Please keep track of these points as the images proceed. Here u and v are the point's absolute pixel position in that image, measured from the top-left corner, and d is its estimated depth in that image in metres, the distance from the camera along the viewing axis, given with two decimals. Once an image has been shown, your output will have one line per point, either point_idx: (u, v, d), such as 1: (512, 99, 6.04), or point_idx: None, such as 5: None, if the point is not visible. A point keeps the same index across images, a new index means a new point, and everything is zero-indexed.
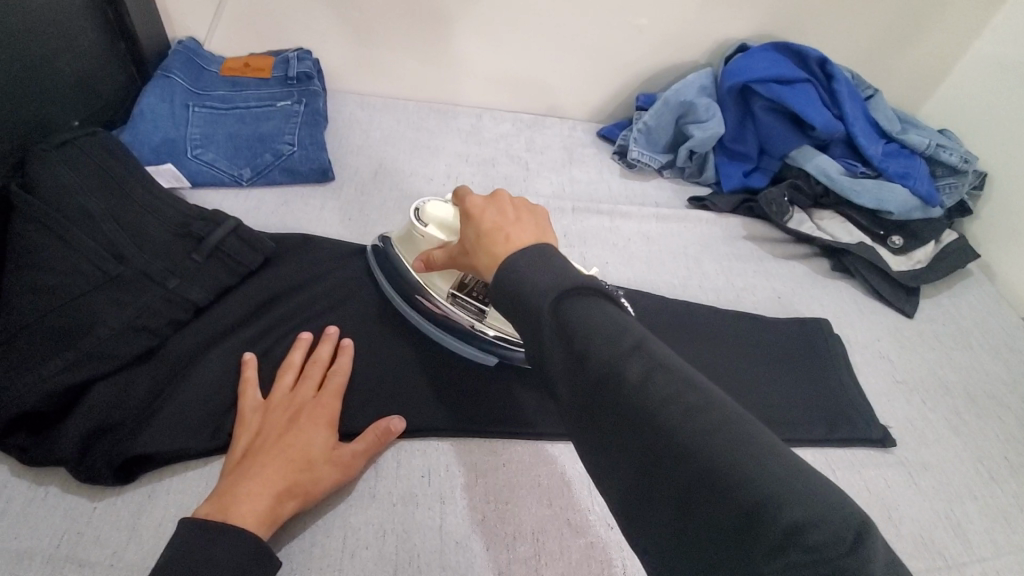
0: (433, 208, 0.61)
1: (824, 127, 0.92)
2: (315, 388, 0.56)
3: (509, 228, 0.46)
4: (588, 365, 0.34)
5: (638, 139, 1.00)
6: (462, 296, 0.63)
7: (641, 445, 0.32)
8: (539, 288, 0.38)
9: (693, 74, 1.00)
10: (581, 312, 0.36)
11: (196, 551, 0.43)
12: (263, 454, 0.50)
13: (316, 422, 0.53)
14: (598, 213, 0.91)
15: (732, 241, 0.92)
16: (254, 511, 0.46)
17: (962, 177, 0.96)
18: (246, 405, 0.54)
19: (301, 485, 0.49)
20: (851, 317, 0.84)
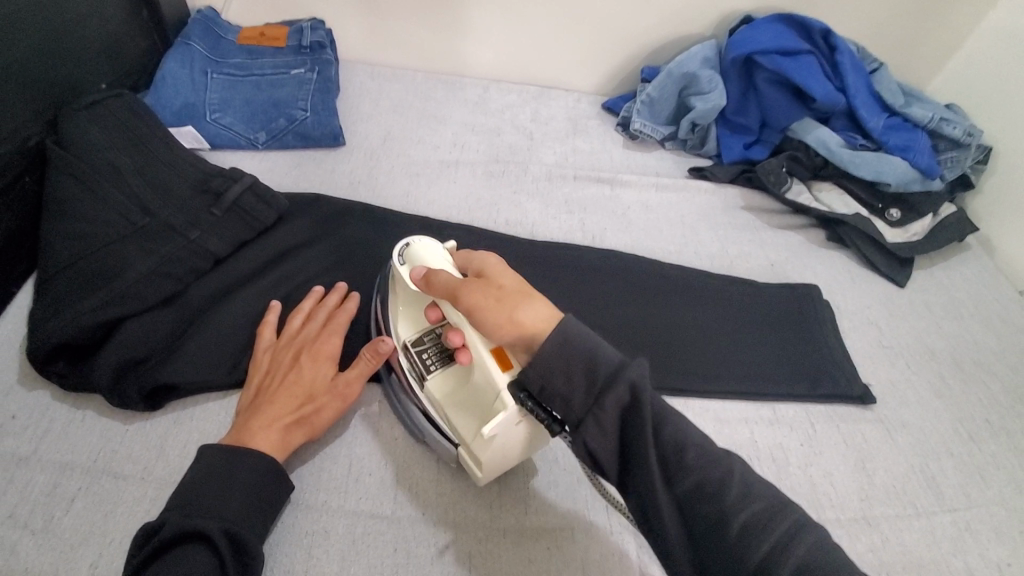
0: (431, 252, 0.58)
1: (825, 99, 0.93)
2: (319, 329, 0.60)
3: (528, 302, 0.49)
4: (667, 451, 0.44)
5: (641, 111, 1.02)
6: (415, 352, 0.57)
7: (707, 515, 0.41)
8: (612, 368, 0.45)
9: (697, 46, 1.01)
10: (663, 408, 0.45)
11: (215, 469, 0.48)
12: (273, 390, 0.55)
13: (319, 359, 0.57)
14: (598, 181, 0.94)
15: (729, 211, 0.94)
16: (265, 440, 0.51)
17: (965, 151, 0.97)
18: (259, 345, 0.59)
19: (308, 417, 0.54)
20: (842, 285, 0.87)
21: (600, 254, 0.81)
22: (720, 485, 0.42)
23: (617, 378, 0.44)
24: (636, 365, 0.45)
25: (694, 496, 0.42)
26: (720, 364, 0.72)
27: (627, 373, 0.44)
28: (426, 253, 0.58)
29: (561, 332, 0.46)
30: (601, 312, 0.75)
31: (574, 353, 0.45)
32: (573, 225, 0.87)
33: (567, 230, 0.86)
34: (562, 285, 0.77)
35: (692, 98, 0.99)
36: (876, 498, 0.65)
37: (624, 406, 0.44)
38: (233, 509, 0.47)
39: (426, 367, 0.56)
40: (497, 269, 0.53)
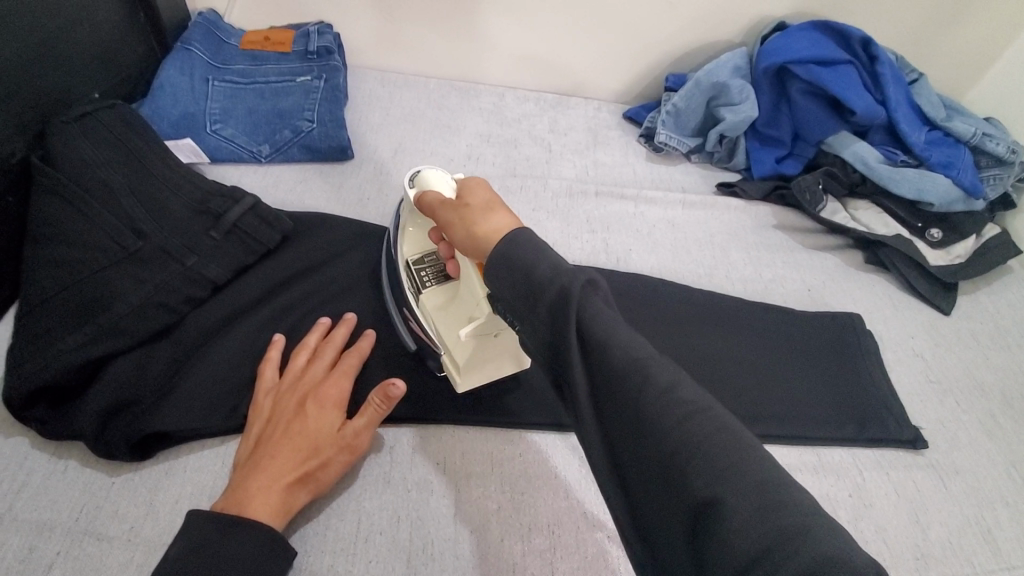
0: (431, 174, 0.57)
1: (865, 111, 0.87)
2: (326, 370, 0.55)
3: (490, 215, 0.47)
4: (613, 385, 0.37)
5: (666, 122, 0.96)
6: (413, 269, 0.59)
7: (629, 432, 0.36)
8: (546, 270, 0.40)
9: (727, 53, 0.95)
10: (596, 313, 0.38)
11: (210, 548, 0.43)
12: (275, 442, 0.49)
13: (325, 405, 0.52)
14: (622, 197, 0.88)
15: (761, 231, 0.89)
16: (266, 502, 0.46)
17: (1010, 168, 0.91)
18: (259, 387, 0.54)
19: (313, 472, 0.49)
20: (884, 313, 0.81)
21: (627, 278, 0.76)
22: (649, 404, 0.36)
23: (548, 282, 0.39)
24: (574, 270, 0.40)
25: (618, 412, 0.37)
26: (757, 403, 0.67)
27: (559, 278, 0.39)
28: (424, 173, 0.58)
29: (508, 240, 0.43)
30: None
31: (511, 254, 0.42)
32: (595, 246, 0.82)
33: (589, 252, 0.81)
34: None
35: (721, 109, 0.94)
36: (931, 556, 0.59)
37: (549, 315, 0.39)
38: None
39: (420, 281, 0.58)
40: (471, 185, 0.51)
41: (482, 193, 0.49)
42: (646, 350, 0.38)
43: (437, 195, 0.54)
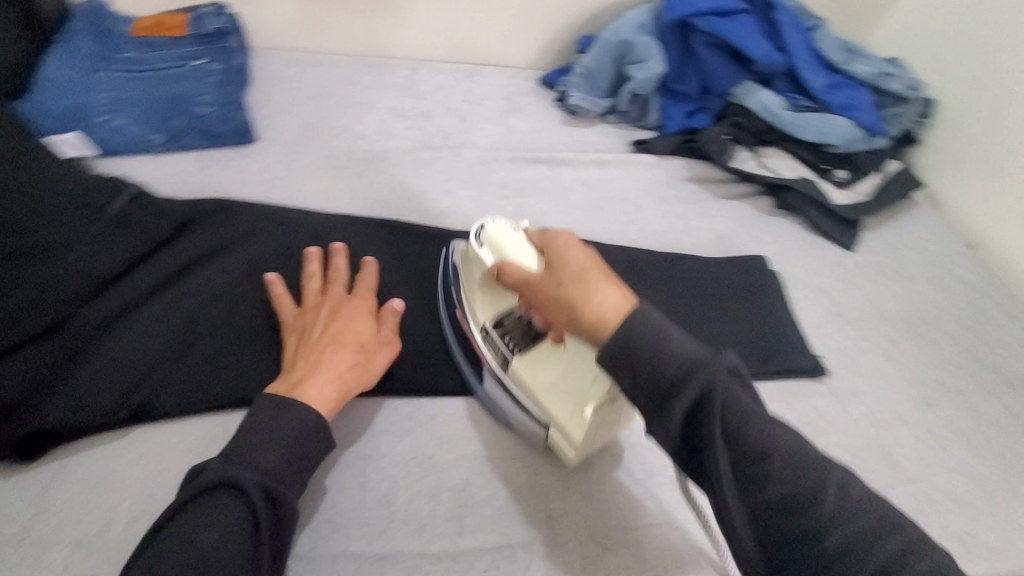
0: (496, 233, 0.59)
1: (765, 60, 0.90)
2: (346, 292, 0.63)
3: (594, 295, 0.48)
4: (701, 415, 0.42)
5: (578, 84, 0.98)
6: (497, 333, 0.61)
7: (772, 495, 0.41)
8: (682, 368, 0.42)
9: (631, 11, 0.96)
10: (735, 400, 0.42)
11: (263, 422, 0.50)
12: (319, 347, 0.57)
13: (358, 314, 0.60)
14: (536, 162, 0.89)
15: (675, 185, 0.90)
16: (318, 391, 0.53)
17: (907, 105, 0.96)
18: (286, 312, 0.60)
19: (359, 365, 0.57)
20: (792, 254, 0.84)
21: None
22: (734, 428, 0.42)
23: (687, 380, 0.42)
24: (711, 362, 0.42)
25: (756, 473, 0.42)
26: None
27: (699, 375, 0.42)
28: (493, 235, 0.59)
29: (630, 323, 0.44)
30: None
31: (643, 346, 0.44)
32: (510, 211, 0.82)
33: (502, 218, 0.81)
34: None
35: (630, 67, 0.95)
36: None
37: (692, 405, 0.42)
38: (275, 467, 0.48)
39: (510, 347, 0.60)
40: (562, 253, 0.51)
41: (579, 257, 0.51)
42: (771, 421, 0.43)
43: (517, 269, 0.54)
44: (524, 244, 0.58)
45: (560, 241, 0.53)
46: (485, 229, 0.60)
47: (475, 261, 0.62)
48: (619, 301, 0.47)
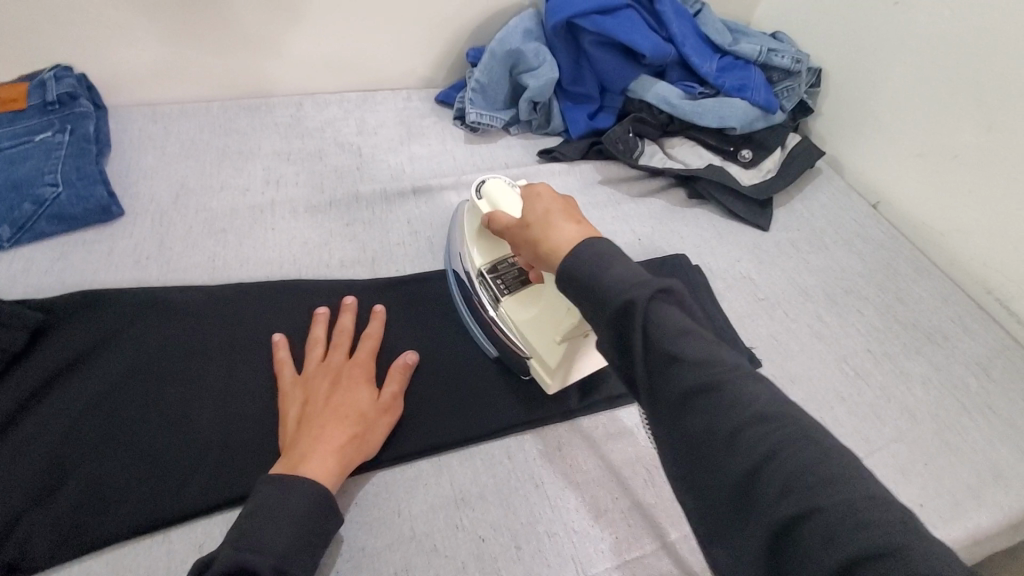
0: (495, 186, 0.66)
1: (655, 52, 0.89)
2: (346, 355, 0.61)
3: (553, 227, 0.51)
4: (656, 351, 0.42)
5: (474, 99, 0.93)
6: (490, 278, 0.67)
7: (732, 458, 0.39)
8: (620, 286, 0.43)
9: (515, 18, 0.93)
10: (667, 321, 0.42)
11: (270, 499, 0.48)
12: (318, 418, 0.54)
13: (357, 382, 0.58)
14: (441, 188, 0.85)
15: (588, 190, 0.88)
16: (321, 464, 0.51)
17: (798, 78, 0.97)
18: (285, 376, 0.59)
19: (359, 436, 0.55)
20: (711, 245, 0.84)
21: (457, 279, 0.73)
22: (691, 372, 0.41)
23: (615, 295, 0.43)
24: (645, 286, 0.43)
25: (681, 388, 0.41)
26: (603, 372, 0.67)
27: (628, 292, 0.43)
28: (492, 188, 0.66)
29: (579, 246, 0.47)
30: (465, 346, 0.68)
31: (574, 266, 0.46)
32: (420, 246, 0.78)
33: (413, 256, 0.76)
34: (417, 324, 0.68)
35: (523, 76, 0.92)
36: None
37: (616, 319, 0.43)
38: (286, 545, 0.46)
39: (500, 288, 0.66)
40: (534, 195, 0.56)
41: (546, 201, 0.54)
42: (747, 387, 0.40)
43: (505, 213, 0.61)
44: (514, 194, 0.65)
45: (535, 189, 0.57)
46: (486, 184, 0.67)
47: (477, 213, 0.69)
48: (577, 233, 0.50)
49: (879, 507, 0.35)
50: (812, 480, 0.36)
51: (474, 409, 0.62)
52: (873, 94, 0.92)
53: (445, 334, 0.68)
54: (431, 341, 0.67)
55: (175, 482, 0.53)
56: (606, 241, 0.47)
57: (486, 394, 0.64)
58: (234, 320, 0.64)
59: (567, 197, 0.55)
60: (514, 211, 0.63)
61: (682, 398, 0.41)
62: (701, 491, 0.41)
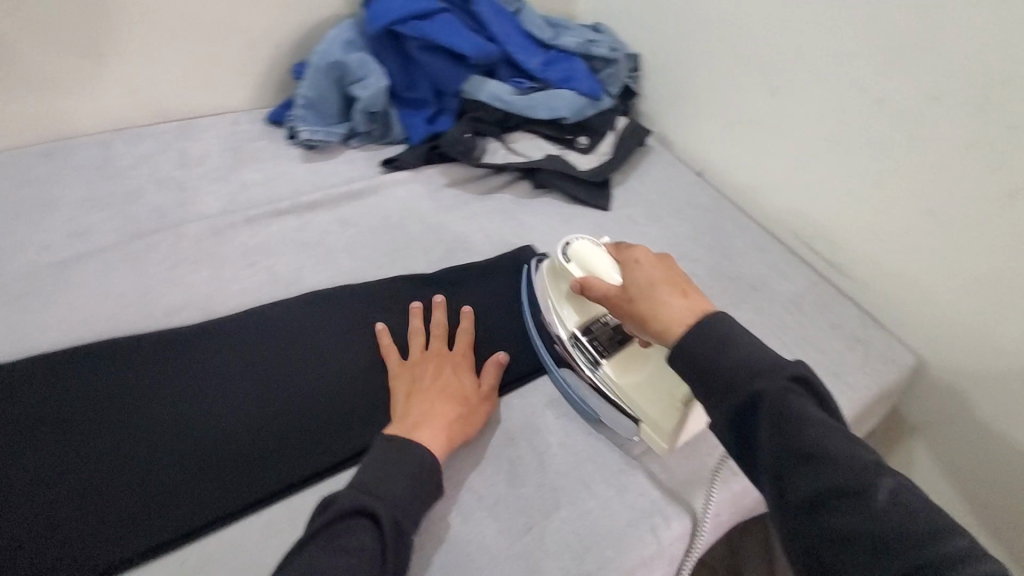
0: (584, 245, 0.64)
1: (478, 52, 0.91)
2: (422, 347, 0.67)
3: (666, 301, 0.53)
4: (778, 412, 0.45)
5: (305, 115, 0.91)
6: (585, 341, 0.65)
7: (835, 501, 0.42)
8: (748, 372, 0.47)
9: (334, 30, 0.91)
10: (804, 407, 0.45)
11: (384, 466, 0.53)
12: (428, 396, 0.61)
13: (464, 368, 0.65)
14: (278, 214, 0.81)
15: (435, 194, 0.89)
16: (432, 434, 0.57)
17: (617, 65, 1.04)
18: (393, 364, 0.66)
19: (464, 413, 0.60)
20: (557, 232, 0.88)
21: (299, 306, 0.70)
22: (811, 432, 0.44)
23: (745, 383, 0.47)
24: (780, 374, 0.46)
25: (815, 472, 0.43)
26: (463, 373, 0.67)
27: (759, 382, 0.46)
28: (579, 246, 0.64)
29: (711, 323, 0.50)
30: (311, 374, 0.65)
31: (708, 346, 0.49)
32: (260, 278, 0.74)
33: (252, 289, 0.73)
34: (265, 360, 0.65)
35: (352, 88, 0.90)
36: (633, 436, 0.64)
37: (741, 400, 0.46)
38: (400, 498, 0.51)
39: (599, 352, 0.64)
40: (639, 266, 0.58)
41: (650, 272, 0.57)
42: (857, 446, 0.44)
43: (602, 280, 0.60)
44: (602, 252, 0.63)
45: (636, 254, 0.59)
46: (573, 244, 0.65)
47: (564, 275, 0.67)
48: (694, 310, 0.53)
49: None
50: (941, 561, 0.38)
51: (328, 440, 0.61)
52: (681, 74, 1.01)
53: (300, 363, 0.66)
54: (290, 371, 0.65)
55: (78, 548, 0.51)
56: (729, 322, 0.51)
57: (338, 421, 0.62)
58: (114, 371, 0.62)
59: (671, 259, 0.59)
60: (610, 274, 0.61)
61: (813, 488, 0.43)
62: (817, 539, 0.42)
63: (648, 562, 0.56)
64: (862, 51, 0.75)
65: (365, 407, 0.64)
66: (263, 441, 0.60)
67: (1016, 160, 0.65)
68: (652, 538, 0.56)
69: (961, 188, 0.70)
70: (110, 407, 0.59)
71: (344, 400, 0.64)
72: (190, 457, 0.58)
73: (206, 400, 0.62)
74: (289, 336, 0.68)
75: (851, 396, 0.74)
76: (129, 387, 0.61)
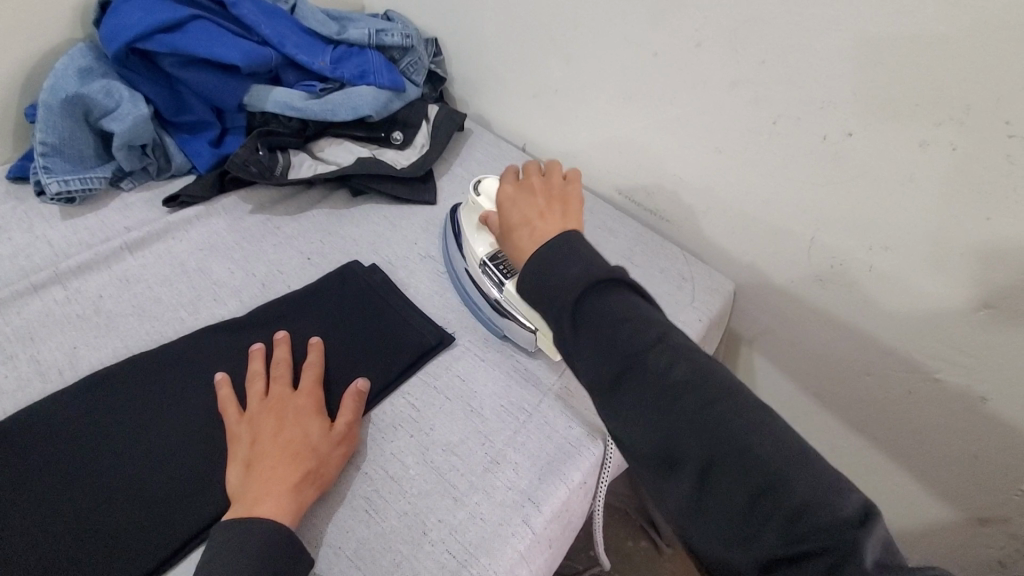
0: (493, 183, 0.72)
1: (252, 59, 0.81)
2: (263, 393, 0.59)
3: (525, 228, 0.58)
4: (626, 354, 0.45)
5: (52, 165, 0.76)
6: (493, 264, 0.70)
7: (679, 434, 0.42)
8: (565, 283, 0.49)
9: (63, 58, 0.77)
10: (616, 311, 0.47)
11: (217, 552, 0.48)
12: (270, 455, 0.53)
13: (308, 412, 0.57)
14: (36, 289, 0.67)
15: (237, 225, 0.79)
16: (277, 501, 0.50)
17: (416, 51, 0.98)
18: (230, 419, 0.57)
19: (313, 469, 0.53)
20: (385, 238, 0.82)
21: (78, 394, 0.59)
22: (661, 373, 0.44)
23: (605, 337, 0.46)
24: (638, 319, 0.46)
25: (698, 440, 0.42)
26: None
27: (619, 334, 0.45)
28: (488, 183, 0.72)
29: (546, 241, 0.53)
30: (114, 462, 0.55)
31: (590, 323, 0.47)
32: (23, 372, 0.61)
33: (15, 387, 0.60)
34: (49, 466, 0.54)
35: (105, 123, 0.77)
36: (492, 429, 0.61)
37: (590, 337, 0.46)
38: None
39: (503, 274, 0.69)
40: (511, 201, 0.61)
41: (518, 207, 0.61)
42: (717, 376, 0.45)
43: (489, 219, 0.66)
44: None
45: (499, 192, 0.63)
46: (482, 181, 0.72)
47: (475, 209, 0.74)
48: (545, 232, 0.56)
49: (783, 454, 0.40)
50: (733, 441, 0.41)
51: (154, 526, 0.52)
52: (481, 53, 0.99)
53: (96, 459, 0.55)
54: (84, 474, 0.54)
55: None
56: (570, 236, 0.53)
57: (160, 504, 0.53)
58: None
59: (553, 188, 0.62)
60: None
61: (701, 460, 0.41)
62: (669, 476, 0.43)
63: (528, 555, 0.54)
64: (630, 8, 0.77)
65: (191, 479, 0.55)
66: (69, 555, 0.50)
67: (771, 90, 0.71)
68: (526, 529, 0.55)
69: (737, 123, 0.75)
70: None
71: (163, 479, 0.55)
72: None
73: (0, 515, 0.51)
74: (73, 431, 0.56)
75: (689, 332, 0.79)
76: None
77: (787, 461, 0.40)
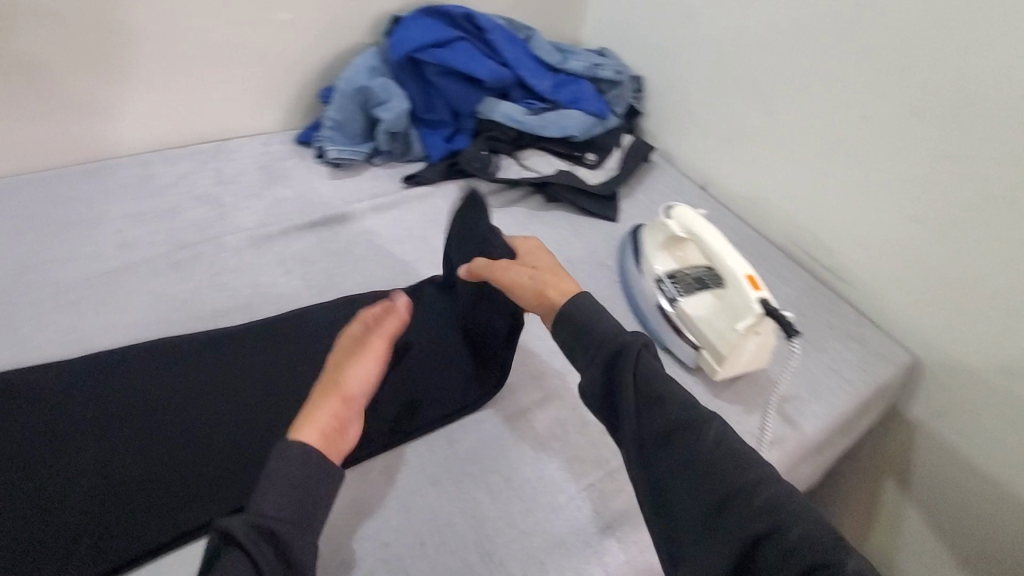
0: (684, 209, 0.79)
1: (493, 76, 0.98)
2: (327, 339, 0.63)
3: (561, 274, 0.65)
4: (670, 421, 0.53)
5: (332, 137, 0.97)
6: (668, 282, 0.78)
7: (721, 503, 0.49)
8: (613, 336, 0.57)
9: (358, 57, 0.99)
10: (661, 378, 0.55)
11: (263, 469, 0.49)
12: (314, 390, 0.56)
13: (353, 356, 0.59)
14: (310, 227, 0.87)
15: (454, 208, 0.94)
16: (305, 431, 0.52)
17: (622, 86, 1.10)
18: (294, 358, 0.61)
19: (344, 410, 0.55)
20: (569, 242, 0.92)
21: (161, 355, 0.67)
22: (702, 445, 0.52)
23: (655, 404, 0.54)
24: (684, 395, 0.55)
25: (740, 513, 0.48)
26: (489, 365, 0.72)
27: (671, 403, 0.53)
28: (681, 208, 0.79)
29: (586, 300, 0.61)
30: (228, 405, 0.65)
31: (643, 382, 0.55)
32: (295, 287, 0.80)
33: (288, 295, 0.79)
34: (308, 355, 0.71)
35: (375, 110, 0.97)
36: None
37: (633, 398, 0.54)
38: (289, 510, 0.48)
39: (678, 292, 0.76)
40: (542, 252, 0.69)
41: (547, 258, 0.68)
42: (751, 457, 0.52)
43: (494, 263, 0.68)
44: (699, 215, 0.77)
45: (513, 242, 0.72)
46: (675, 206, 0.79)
47: (662, 228, 0.81)
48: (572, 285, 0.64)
49: (818, 529, 0.47)
50: (772, 511, 0.47)
51: (193, 498, 0.58)
52: (682, 96, 1.08)
53: None
54: None
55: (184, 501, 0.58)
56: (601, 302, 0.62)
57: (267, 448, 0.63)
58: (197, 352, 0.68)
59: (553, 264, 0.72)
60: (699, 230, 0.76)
61: (744, 534, 0.47)
62: (707, 539, 0.48)
63: None
64: (849, 73, 0.81)
65: (236, 458, 0.61)
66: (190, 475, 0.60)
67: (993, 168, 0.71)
68: None
69: (946, 195, 0.75)
70: (206, 375, 0.67)
71: (210, 455, 0.61)
72: (210, 449, 0.61)
73: (279, 375, 0.68)
74: (145, 391, 0.64)
75: (850, 391, 0.78)
76: (213, 362, 0.68)
77: (824, 537, 0.46)
